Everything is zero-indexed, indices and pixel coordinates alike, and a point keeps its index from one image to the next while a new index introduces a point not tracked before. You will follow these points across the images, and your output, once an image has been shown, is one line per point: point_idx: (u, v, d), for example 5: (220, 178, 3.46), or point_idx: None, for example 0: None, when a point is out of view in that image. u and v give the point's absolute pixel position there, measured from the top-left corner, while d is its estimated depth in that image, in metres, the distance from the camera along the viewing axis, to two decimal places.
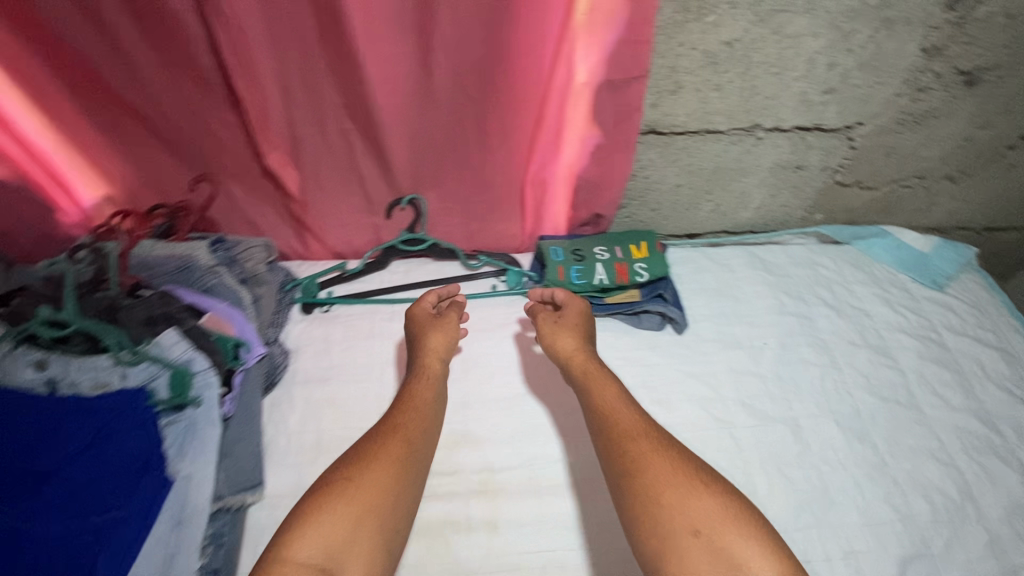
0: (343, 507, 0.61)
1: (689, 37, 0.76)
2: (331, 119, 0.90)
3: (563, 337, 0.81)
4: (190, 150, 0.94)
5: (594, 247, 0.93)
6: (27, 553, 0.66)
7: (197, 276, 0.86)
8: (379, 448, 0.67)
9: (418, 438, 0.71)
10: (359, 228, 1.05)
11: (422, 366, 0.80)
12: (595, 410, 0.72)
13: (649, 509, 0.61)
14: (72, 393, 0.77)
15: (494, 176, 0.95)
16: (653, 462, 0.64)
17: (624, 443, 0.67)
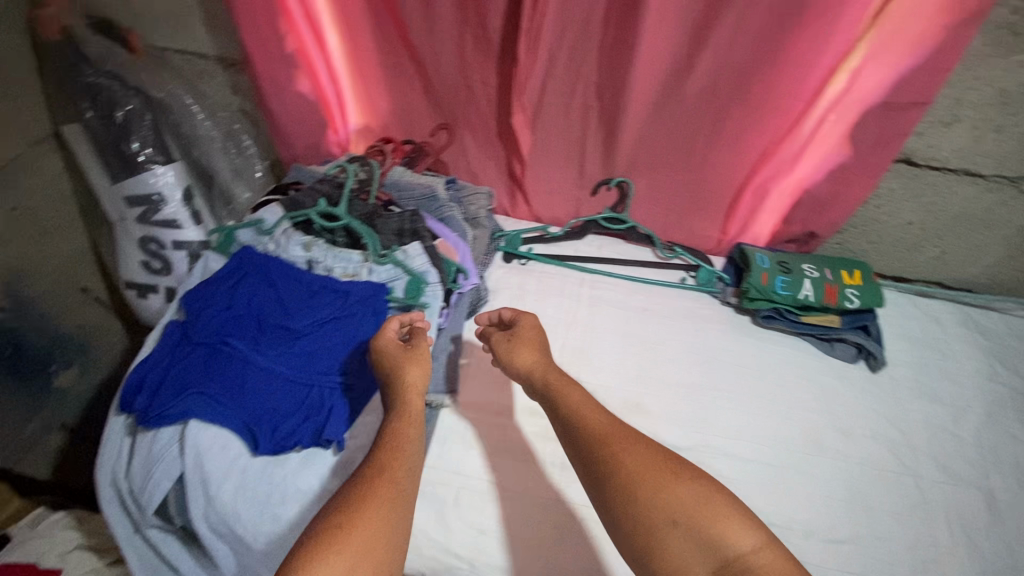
0: (347, 548, 0.53)
1: (989, 72, 0.75)
2: (580, 92, 0.98)
3: (523, 350, 0.78)
4: (449, 98, 1.08)
5: (803, 263, 0.92)
6: (276, 388, 0.81)
7: (437, 206, 1.00)
8: (373, 479, 0.60)
9: (405, 474, 0.63)
10: (563, 198, 1.13)
11: (401, 404, 0.71)
12: (566, 418, 0.67)
13: (630, 509, 0.56)
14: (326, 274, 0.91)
15: (718, 175, 0.99)
16: (622, 452, 0.60)
17: (585, 439, 0.63)
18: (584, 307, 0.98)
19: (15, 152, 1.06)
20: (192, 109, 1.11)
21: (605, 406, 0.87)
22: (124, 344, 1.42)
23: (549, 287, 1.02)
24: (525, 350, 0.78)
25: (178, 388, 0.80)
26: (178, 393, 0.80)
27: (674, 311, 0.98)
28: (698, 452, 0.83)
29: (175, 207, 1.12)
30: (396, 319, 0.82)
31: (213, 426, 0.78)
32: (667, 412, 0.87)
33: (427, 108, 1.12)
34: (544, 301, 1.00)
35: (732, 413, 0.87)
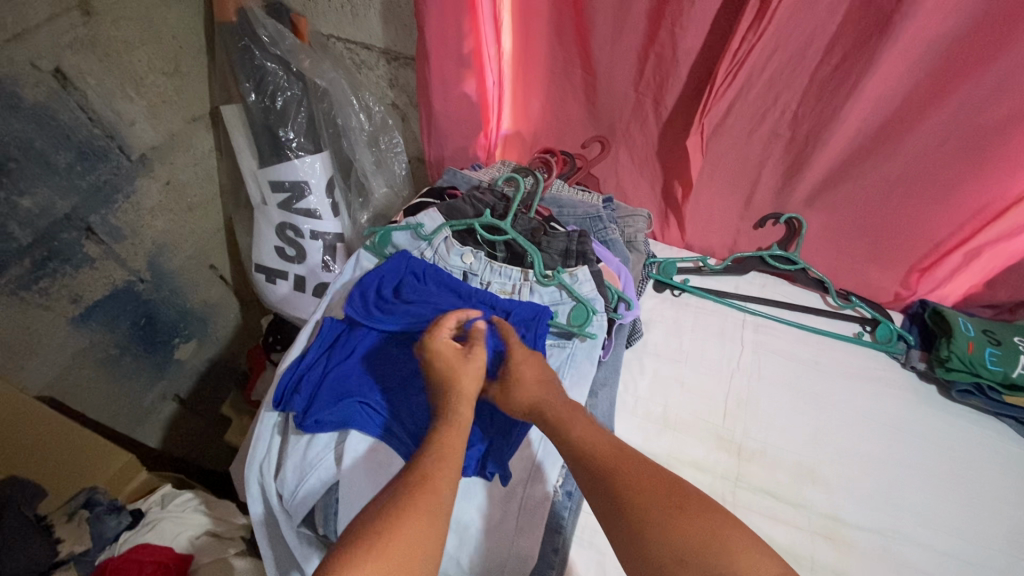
0: (378, 561, 0.47)
1: None
2: (769, 121, 0.90)
3: (526, 375, 0.68)
4: (614, 113, 1.02)
5: (1013, 336, 0.83)
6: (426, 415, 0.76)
7: (599, 227, 0.94)
8: (413, 489, 0.54)
9: (447, 482, 0.56)
10: (723, 229, 1.07)
11: (448, 411, 0.65)
12: (569, 441, 0.61)
13: (637, 549, 0.51)
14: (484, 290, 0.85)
15: (914, 226, 0.90)
16: (633, 484, 0.55)
17: (593, 467, 0.57)
18: (750, 353, 0.92)
19: (179, 129, 1.07)
20: (350, 101, 1.10)
21: (776, 467, 0.80)
22: (240, 320, 1.44)
23: (707, 324, 0.96)
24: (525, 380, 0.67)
25: (335, 393, 0.78)
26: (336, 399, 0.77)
27: (850, 368, 0.90)
28: (886, 535, 0.74)
29: (317, 198, 1.11)
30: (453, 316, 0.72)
31: (371, 439, 0.75)
32: (846, 484, 0.78)
33: (586, 120, 1.06)
34: (702, 341, 0.94)
35: (922, 495, 0.77)
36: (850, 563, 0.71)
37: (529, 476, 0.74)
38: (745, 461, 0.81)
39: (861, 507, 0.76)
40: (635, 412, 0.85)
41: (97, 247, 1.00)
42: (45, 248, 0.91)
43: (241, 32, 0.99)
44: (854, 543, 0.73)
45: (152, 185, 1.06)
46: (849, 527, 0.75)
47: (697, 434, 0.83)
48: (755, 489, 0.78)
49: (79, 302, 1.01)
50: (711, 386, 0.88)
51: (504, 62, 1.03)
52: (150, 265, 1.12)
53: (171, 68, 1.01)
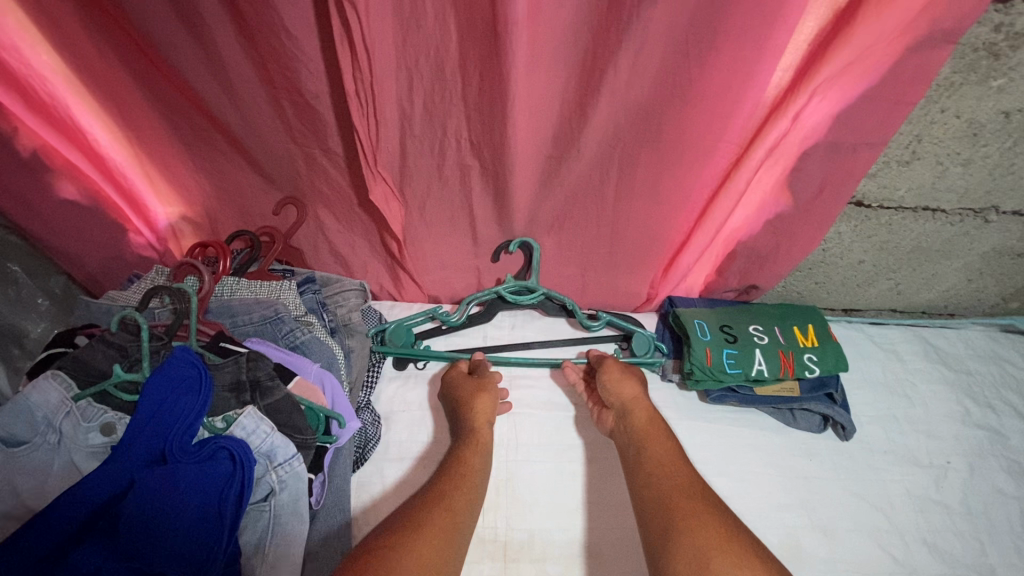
0: (420, 529, 0.55)
1: (960, 102, 0.58)
2: (452, 152, 0.76)
3: (624, 390, 0.74)
4: (287, 173, 0.82)
5: (748, 326, 0.78)
6: None
7: (286, 328, 0.75)
8: (442, 491, 0.62)
9: (476, 481, 0.65)
10: (461, 271, 0.92)
11: (472, 433, 0.71)
12: (638, 461, 0.65)
13: (670, 531, 0.54)
14: (154, 433, 0.64)
15: (635, 229, 0.81)
16: (691, 528, 0.54)
17: (643, 458, 0.65)
18: (503, 417, 0.80)
19: None
20: None
21: (547, 561, 0.69)
22: None
23: None
24: (629, 388, 0.74)
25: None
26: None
27: None
28: None
29: None
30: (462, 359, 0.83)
31: None
32: (624, 551, 0.70)
33: (260, 187, 0.85)
34: None
35: None
36: None
37: None
38: (512, 562, 0.69)
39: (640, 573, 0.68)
40: None
41: None
42: None
43: None
44: None
45: None
46: None
47: None
48: None
49: None
50: None
51: (105, 147, 0.77)
52: None
53: None
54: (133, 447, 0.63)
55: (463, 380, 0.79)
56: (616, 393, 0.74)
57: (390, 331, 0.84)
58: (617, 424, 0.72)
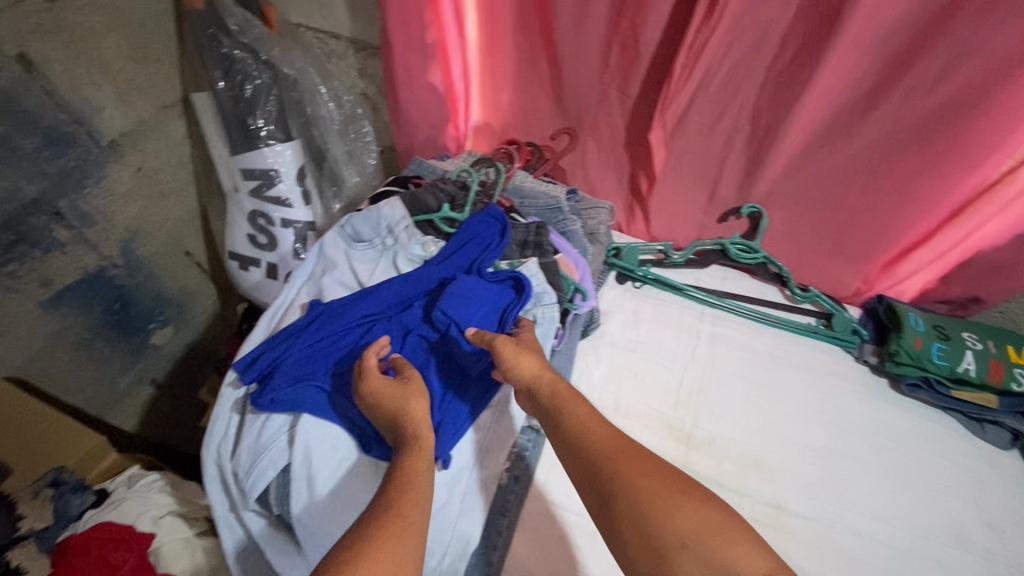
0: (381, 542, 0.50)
1: None
2: (731, 114, 0.90)
3: (523, 363, 0.67)
4: (580, 105, 1.02)
5: (962, 332, 0.83)
6: None
7: (559, 218, 0.95)
8: (381, 506, 0.55)
9: (410, 486, 0.57)
10: (688, 223, 1.07)
11: (412, 442, 0.63)
12: (569, 430, 0.59)
13: (635, 529, 0.50)
14: (463, 255, 0.87)
15: (871, 222, 0.90)
16: (646, 489, 0.51)
17: (578, 433, 0.58)
18: (704, 343, 0.93)
19: (151, 116, 1.07)
20: (319, 90, 1.11)
21: (722, 459, 0.81)
22: (216, 308, 1.43)
23: (664, 316, 0.96)
24: (526, 363, 0.67)
25: (286, 372, 0.79)
26: (292, 381, 0.78)
27: (805, 362, 0.91)
28: (827, 524, 0.75)
29: (287, 186, 1.10)
30: (371, 353, 0.73)
31: (323, 422, 0.77)
32: (793, 477, 0.79)
33: (554, 112, 1.06)
34: (658, 332, 0.94)
35: (862, 485, 0.79)
36: (791, 551, 0.73)
37: (476, 460, 0.77)
38: (694, 450, 0.82)
39: (803, 496, 0.77)
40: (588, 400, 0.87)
41: (67, 231, 0.99)
42: (12, 232, 0.91)
43: (209, 19, 0.99)
44: (795, 532, 0.74)
45: (123, 172, 1.05)
46: (793, 516, 0.75)
47: (647, 424, 0.84)
48: (702, 477, 0.79)
49: (50, 286, 1.01)
50: (664, 377, 0.89)
51: (471, 51, 1.03)
52: (122, 250, 1.12)
53: (140, 55, 1.00)
54: (449, 261, 0.87)
55: (379, 382, 0.70)
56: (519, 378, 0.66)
57: (624, 251, 1.01)
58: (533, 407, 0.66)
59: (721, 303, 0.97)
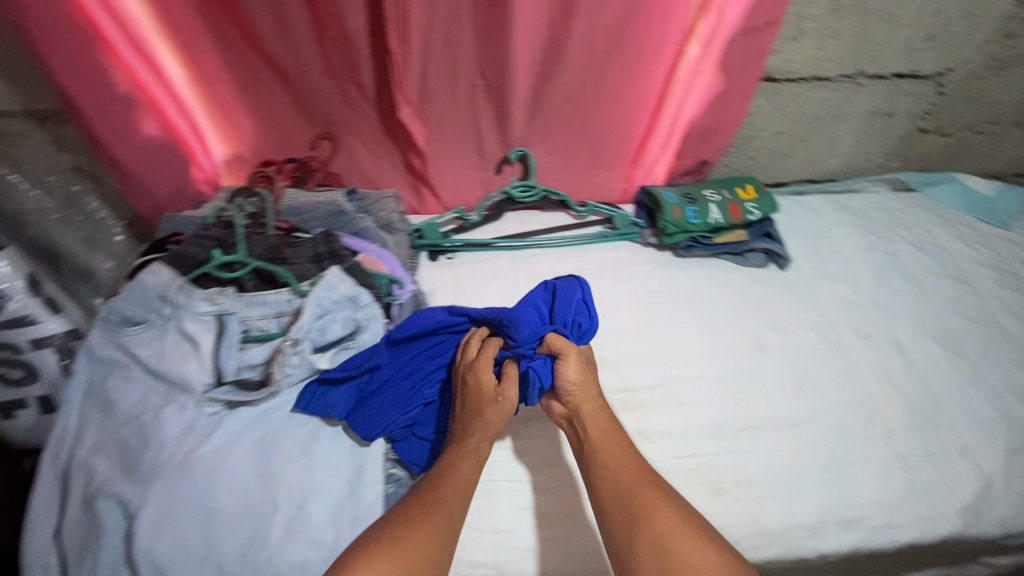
0: (411, 535, 0.60)
1: None
2: (462, 73, 0.95)
3: (580, 390, 0.73)
4: (324, 108, 0.99)
5: (704, 191, 1.01)
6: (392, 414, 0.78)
7: (347, 220, 0.92)
8: (425, 502, 0.64)
9: (450, 497, 0.65)
10: (472, 184, 1.12)
11: (473, 426, 0.72)
12: (600, 464, 0.67)
13: (655, 562, 0.57)
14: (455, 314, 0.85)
15: (608, 129, 1.03)
16: (664, 533, 0.59)
17: (607, 468, 0.67)
18: (524, 283, 0.99)
19: None
20: (8, 178, 0.84)
21: None
22: None
23: (483, 272, 1.01)
24: (586, 392, 0.73)
25: (351, 396, 0.79)
26: (350, 411, 0.78)
27: (609, 264, 1.02)
28: (666, 384, 0.86)
29: (21, 303, 0.81)
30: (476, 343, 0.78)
31: (166, 530, 0.67)
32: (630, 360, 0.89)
33: (300, 122, 1.02)
34: (483, 288, 0.98)
35: (679, 342, 0.92)
36: (648, 420, 0.82)
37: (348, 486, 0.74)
38: None
39: (643, 370, 0.88)
40: None
41: None
42: None
43: None
44: (646, 404, 0.84)
45: None
46: (640, 392, 0.85)
47: None
48: None
49: None
50: None
51: (179, 83, 0.95)
52: None
53: None
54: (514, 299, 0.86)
55: (486, 374, 0.74)
56: (572, 395, 0.73)
57: (425, 229, 1.02)
58: (568, 426, 0.75)
59: (525, 243, 1.04)
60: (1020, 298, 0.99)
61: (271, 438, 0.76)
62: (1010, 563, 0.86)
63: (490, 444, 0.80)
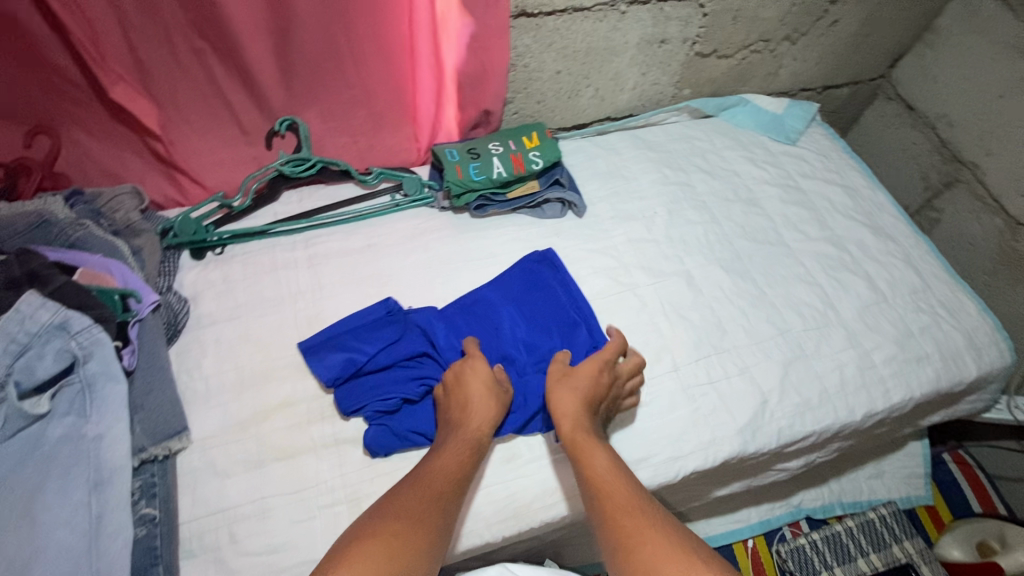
0: (380, 542, 0.59)
1: None
2: (178, 37, 0.80)
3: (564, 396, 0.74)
4: (18, 97, 0.81)
5: (488, 144, 0.95)
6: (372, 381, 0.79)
7: (59, 230, 0.79)
8: (398, 506, 0.63)
9: (445, 501, 0.65)
10: (239, 164, 0.96)
11: (461, 428, 0.72)
12: (587, 481, 0.67)
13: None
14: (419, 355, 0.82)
15: (376, 86, 0.92)
16: (653, 554, 0.58)
17: (594, 483, 0.66)
18: (306, 270, 0.90)
19: None
20: None
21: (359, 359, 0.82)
22: None
23: (257, 265, 0.90)
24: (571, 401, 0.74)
25: (344, 364, 0.79)
26: (339, 378, 0.79)
27: (401, 236, 0.95)
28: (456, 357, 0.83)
29: None
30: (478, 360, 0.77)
31: None
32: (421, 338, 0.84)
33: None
34: (258, 284, 0.88)
35: None
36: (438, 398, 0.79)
37: (88, 539, 0.64)
38: None
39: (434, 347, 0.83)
40: (208, 395, 0.78)
41: None
42: None
43: None
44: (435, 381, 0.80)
45: None
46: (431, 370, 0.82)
47: (278, 376, 0.80)
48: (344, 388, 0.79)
49: None
50: (277, 322, 0.85)
51: None
52: None
53: None
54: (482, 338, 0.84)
55: (474, 376, 0.76)
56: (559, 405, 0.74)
57: (178, 226, 0.89)
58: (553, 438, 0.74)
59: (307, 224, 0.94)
60: (804, 213, 1.03)
61: None
62: (800, 465, 0.91)
63: (262, 457, 0.74)
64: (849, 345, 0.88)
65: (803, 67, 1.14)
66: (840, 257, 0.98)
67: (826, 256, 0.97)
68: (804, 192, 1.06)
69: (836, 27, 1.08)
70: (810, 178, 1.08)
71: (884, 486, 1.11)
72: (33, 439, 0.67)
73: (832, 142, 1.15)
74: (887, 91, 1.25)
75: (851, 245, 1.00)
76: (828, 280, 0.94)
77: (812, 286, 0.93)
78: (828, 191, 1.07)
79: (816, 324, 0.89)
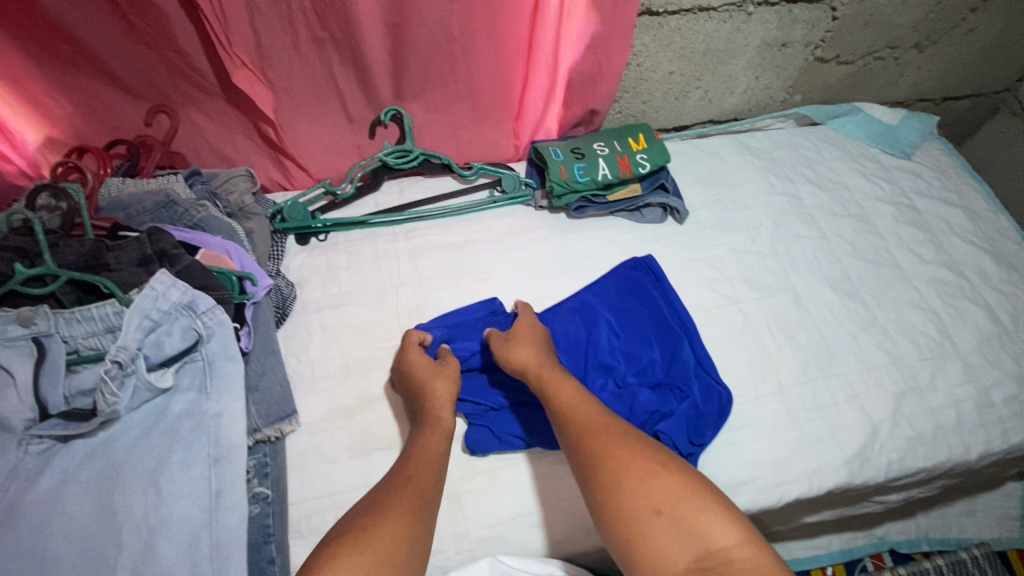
0: (374, 517, 0.56)
1: None
2: (301, 23, 0.80)
3: (521, 343, 0.75)
4: (145, 75, 0.83)
5: (593, 145, 0.93)
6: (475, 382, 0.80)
7: (181, 210, 0.80)
8: (381, 495, 0.60)
9: (430, 486, 0.62)
10: (344, 152, 0.98)
11: (432, 417, 0.70)
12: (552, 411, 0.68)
13: (627, 495, 0.58)
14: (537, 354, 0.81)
15: (485, 80, 0.91)
16: (622, 466, 0.60)
17: (563, 418, 0.66)
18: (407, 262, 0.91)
19: None
20: None
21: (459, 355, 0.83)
22: None
23: (359, 255, 0.91)
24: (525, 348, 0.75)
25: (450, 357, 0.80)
26: None
27: (499, 232, 0.94)
28: None
29: None
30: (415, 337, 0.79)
31: None
32: None
33: (122, 95, 0.86)
34: (360, 273, 0.89)
35: None
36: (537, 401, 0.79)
37: (209, 513, 0.66)
38: None
39: None
40: (314, 380, 0.80)
41: None
42: None
43: None
44: None
45: None
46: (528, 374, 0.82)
47: (381, 366, 0.82)
48: None
49: None
50: (380, 312, 0.86)
51: None
52: None
53: None
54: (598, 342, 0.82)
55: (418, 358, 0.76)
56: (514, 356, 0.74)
57: (287, 210, 0.90)
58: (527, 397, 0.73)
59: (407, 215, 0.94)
60: (919, 234, 0.97)
61: (115, 471, 0.66)
62: (898, 499, 0.87)
63: (366, 445, 0.76)
64: (966, 379, 0.84)
65: (925, 77, 1.07)
66: (958, 284, 0.92)
67: (943, 282, 0.92)
68: (919, 212, 1.00)
69: (970, 36, 1.01)
70: (925, 197, 1.02)
71: (975, 525, 1.05)
72: (157, 411, 0.70)
73: (950, 158, 1.08)
74: (1012, 105, 1.17)
75: (970, 272, 0.94)
76: (944, 307, 0.89)
77: (928, 313, 0.88)
78: (945, 212, 1.00)
79: (931, 354, 0.85)
